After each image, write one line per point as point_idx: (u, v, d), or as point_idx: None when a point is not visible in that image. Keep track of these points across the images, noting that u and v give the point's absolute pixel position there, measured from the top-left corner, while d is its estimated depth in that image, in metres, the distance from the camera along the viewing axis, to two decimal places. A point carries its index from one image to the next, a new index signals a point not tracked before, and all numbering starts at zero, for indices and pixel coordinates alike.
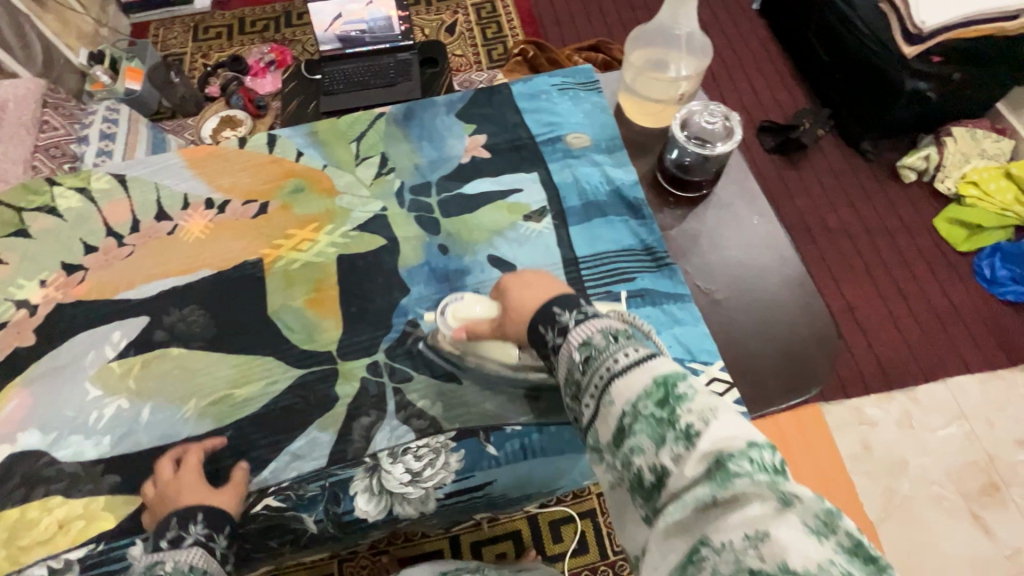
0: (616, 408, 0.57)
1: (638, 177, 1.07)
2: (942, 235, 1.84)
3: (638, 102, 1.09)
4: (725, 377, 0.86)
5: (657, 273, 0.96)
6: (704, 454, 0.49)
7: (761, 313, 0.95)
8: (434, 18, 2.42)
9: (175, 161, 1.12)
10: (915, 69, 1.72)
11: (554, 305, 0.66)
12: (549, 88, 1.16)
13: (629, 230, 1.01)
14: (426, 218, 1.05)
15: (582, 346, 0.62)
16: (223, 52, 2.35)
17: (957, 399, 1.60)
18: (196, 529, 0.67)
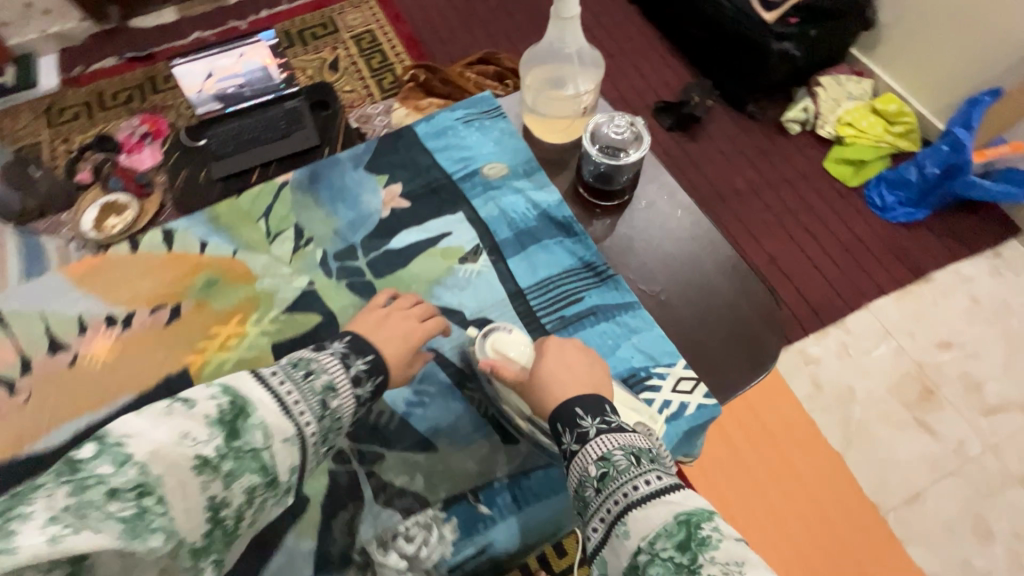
0: (630, 540, 0.61)
1: (561, 194, 1.08)
2: (835, 175, 2.01)
3: (545, 122, 1.10)
4: (690, 374, 0.89)
5: (601, 287, 0.98)
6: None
7: (702, 300, 0.99)
8: (314, 57, 2.33)
9: (58, 283, 1.00)
10: (778, 31, 1.90)
11: (578, 407, 0.75)
12: (453, 122, 1.15)
13: (566, 250, 1.02)
14: (359, 283, 1.01)
15: (600, 461, 0.68)
16: (86, 132, 2.14)
17: (880, 321, 1.75)
18: (368, 386, 0.74)
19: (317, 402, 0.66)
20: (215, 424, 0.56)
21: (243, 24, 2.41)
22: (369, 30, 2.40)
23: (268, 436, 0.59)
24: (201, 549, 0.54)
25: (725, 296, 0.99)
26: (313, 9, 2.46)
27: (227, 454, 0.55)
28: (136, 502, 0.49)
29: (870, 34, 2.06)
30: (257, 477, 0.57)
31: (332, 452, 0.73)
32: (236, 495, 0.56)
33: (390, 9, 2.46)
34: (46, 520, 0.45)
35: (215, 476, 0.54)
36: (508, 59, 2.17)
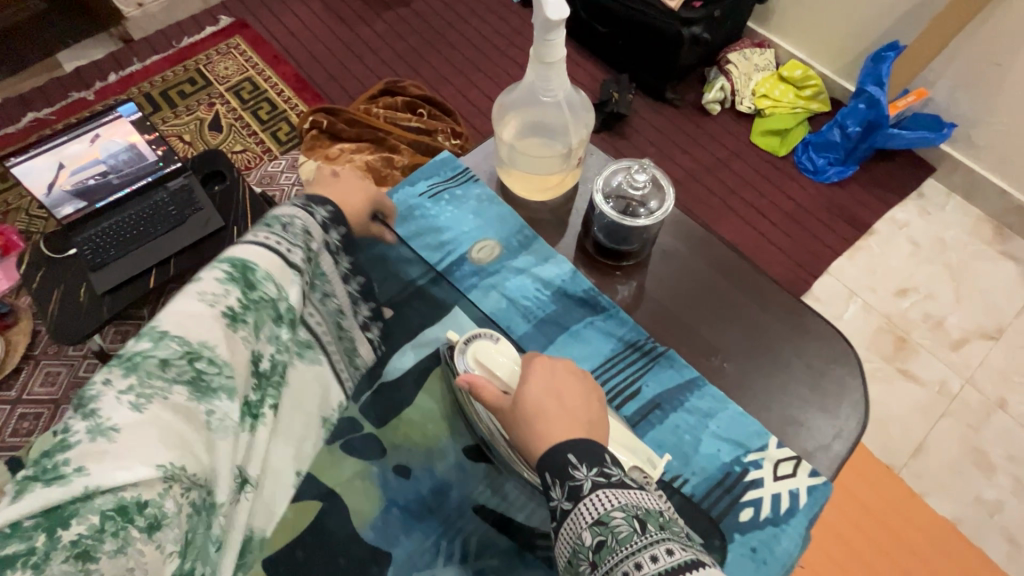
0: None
1: (571, 263, 0.94)
2: (762, 147, 2.03)
3: (533, 178, 0.93)
4: (788, 454, 0.77)
5: (654, 367, 0.84)
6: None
7: (750, 340, 0.88)
8: (189, 119, 2.01)
9: None
10: (684, 17, 1.86)
11: (569, 452, 0.61)
12: (418, 199, 0.97)
13: (600, 332, 0.87)
14: (357, 440, 0.77)
15: (598, 528, 0.55)
16: None
17: (841, 281, 1.79)
18: (335, 235, 0.73)
19: (302, 243, 0.68)
20: (228, 282, 0.60)
21: (90, 94, 2.03)
22: (247, 77, 2.11)
23: (281, 285, 0.64)
24: (256, 402, 0.64)
25: (774, 330, 0.89)
26: (173, 63, 2.12)
27: (249, 307, 0.61)
28: (189, 369, 0.55)
29: (764, 6, 2.10)
30: (282, 329, 0.65)
31: (355, 314, 0.79)
32: (269, 346, 0.65)
33: (266, 49, 2.18)
34: (120, 400, 0.50)
35: (248, 329, 0.61)
36: (415, 86, 1.99)
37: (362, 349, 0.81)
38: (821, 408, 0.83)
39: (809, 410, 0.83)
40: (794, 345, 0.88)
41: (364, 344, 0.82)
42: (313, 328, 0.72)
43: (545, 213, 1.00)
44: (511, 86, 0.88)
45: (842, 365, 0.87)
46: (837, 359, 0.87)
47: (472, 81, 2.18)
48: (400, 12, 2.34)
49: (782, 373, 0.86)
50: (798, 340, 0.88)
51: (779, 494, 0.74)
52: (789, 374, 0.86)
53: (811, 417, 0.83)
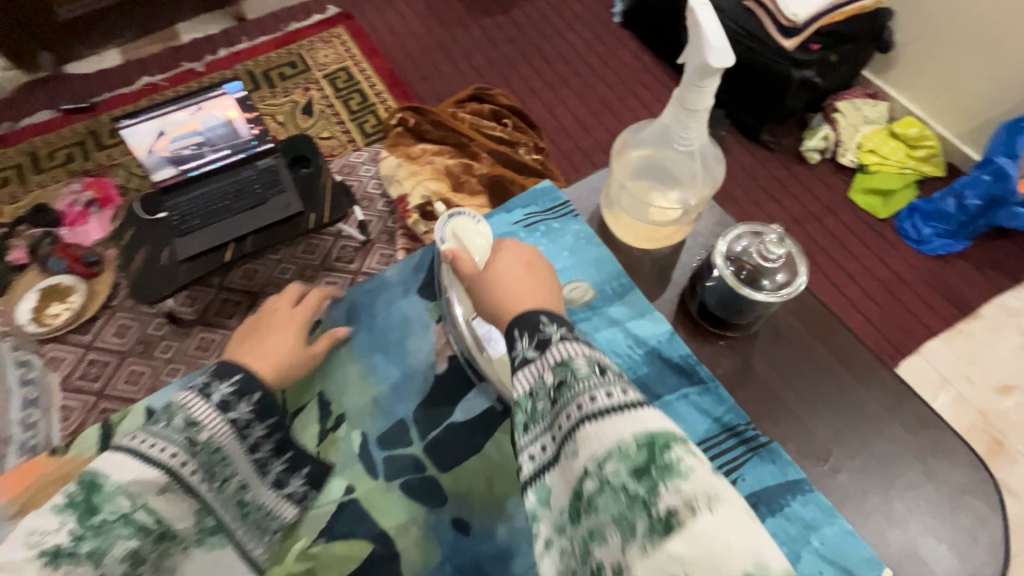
0: (583, 461, 0.46)
1: (669, 322, 0.86)
2: (861, 206, 1.88)
3: (637, 224, 0.86)
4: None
5: (752, 459, 0.75)
6: (672, 557, 0.38)
7: (844, 448, 0.78)
8: (284, 101, 2.08)
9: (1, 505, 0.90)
10: (797, 59, 1.74)
11: (543, 314, 0.60)
12: (513, 227, 0.93)
13: (696, 408, 0.79)
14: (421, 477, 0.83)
15: (560, 373, 0.52)
16: (18, 201, 1.87)
17: (935, 365, 1.62)
18: (243, 409, 0.69)
19: (183, 440, 0.62)
20: (66, 511, 0.53)
21: (199, 66, 2.14)
22: (344, 67, 2.16)
23: (135, 499, 0.56)
24: None
25: (875, 432, 0.79)
26: (277, 46, 2.20)
27: (83, 534, 0.52)
28: None
29: (884, 56, 1.96)
30: (138, 539, 0.56)
31: (264, 478, 0.75)
32: (118, 567, 0.54)
33: (365, 42, 2.23)
34: None
35: (76, 562, 0.51)
36: (505, 95, 1.97)
37: (279, 509, 0.78)
38: (934, 534, 0.73)
39: (917, 533, 0.73)
40: (891, 453, 0.78)
41: (282, 502, 0.78)
42: (203, 512, 0.65)
43: (645, 261, 0.91)
44: (640, 125, 0.83)
45: (963, 489, 0.76)
46: (951, 477, 0.76)
47: (560, 97, 2.14)
48: (499, 19, 2.34)
49: (889, 484, 0.76)
50: (899, 447, 0.78)
51: None
52: (881, 487, 0.76)
53: (919, 535, 0.73)
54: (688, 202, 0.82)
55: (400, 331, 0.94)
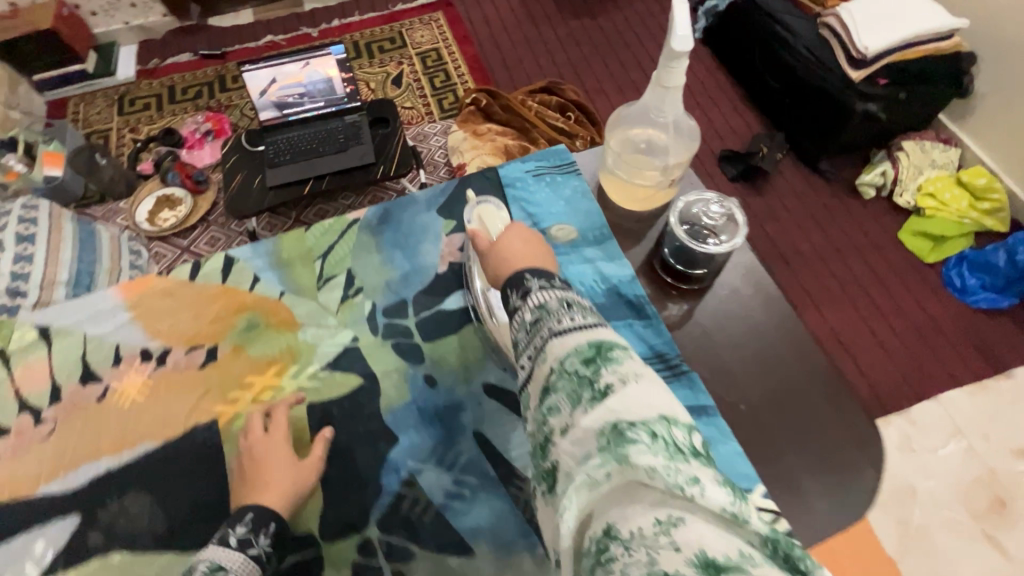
0: (547, 364, 0.49)
1: (633, 269, 0.78)
2: (908, 248, 1.87)
3: (623, 184, 0.81)
4: (770, 504, 0.64)
5: (670, 382, 0.71)
6: (610, 411, 0.42)
7: (796, 418, 0.71)
8: (378, 71, 2.33)
9: (107, 301, 0.78)
10: (863, 91, 1.76)
11: (527, 272, 0.60)
12: (522, 174, 0.86)
13: (634, 335, 0.74)
14: (405, 345, 0.77)
15: (537, 307, 0.54)
16: (153, 123, 2.24)
17: (950, 414, 1.60)
18: (263, 542, 0.60)
19: None
20: None
21: (314, 32, 2.44)
22: (435, 48, 2.39)
23: None
24: None
25: (851, 419, 0.71)
26: (382, 23, 2.47)
27: None
28: None
29: (963, 102, 1.92)
30: None
31: None
32: None
33: (458, 28, 2.45)
34: None
35: None
36: (573, 91, 2.11)
37: None
38: None
39: None
40: (858, 444, 0.70)
41: None
42: None
43: None
44: None
45: None
46: None
47: (627, 100, 2.25)
48: (585, 22, 2.49)
49: None
50: None
51: None
52: (844, 485, 0.67)
53: None
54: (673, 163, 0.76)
55: (399, 238, 0.83)
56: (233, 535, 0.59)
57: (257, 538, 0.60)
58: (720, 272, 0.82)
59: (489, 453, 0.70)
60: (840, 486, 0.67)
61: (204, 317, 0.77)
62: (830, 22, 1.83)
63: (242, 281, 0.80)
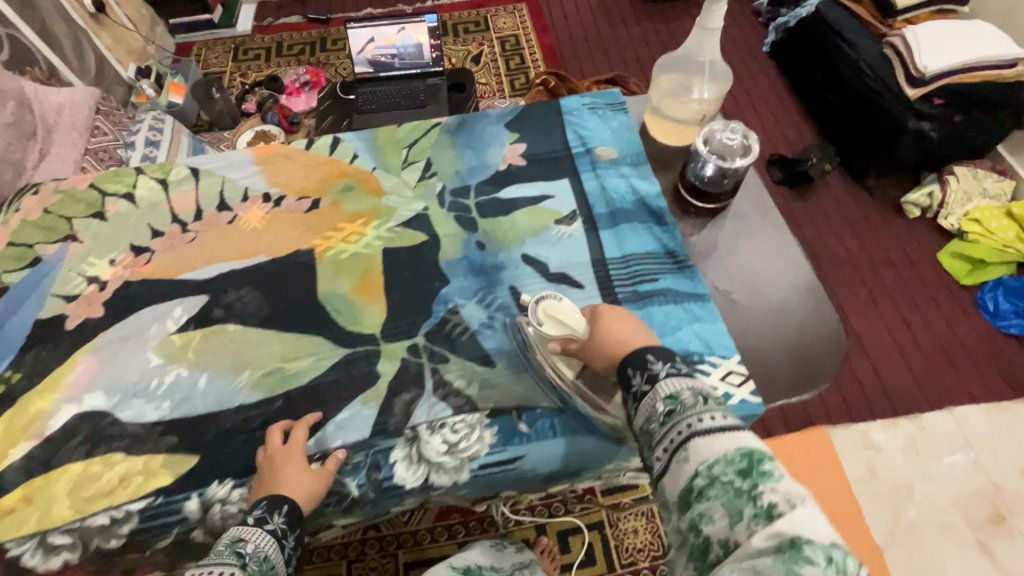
0: (690, 467, 0.48)
1: (661, 189, 0.91)
2: (945, 268, 1.82)
3: (662, 121, 0.94)
4: (742, 370, 0.74)
5: (677, 274, 0.81)
6: (779, 532, 0.40)
7: (779, 322, 0.79)
8: (461, 49, 2.56)
9: (242, 157, 0.96)
10: (918, 109, 1.76)
11: (649, 351, 0.57)
12: (579, 106, 1.00)
13: (652, 235, 0.85)
14: (465, 218, 0.89)
15: (669, 398, 0.52)
16: (260, 71, 2.55)
17: (962, 427, 1.52)
18: (278, 521, 0.59)
19: (230, 554, 0.54)
20: None
21: (409, 9, 2.70)
22: (515, 34, 2.60)
23: None
24: None
25: (828, 333, 0.79)
26: (471, 7, 2.70)
27: None
28: None
29: None
30: None
31: None
32: None
33: (539, 19, 2.65)
34: None
35: None
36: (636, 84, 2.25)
37: None
38: None
39: None
40: (830, 352, 0.78)
41: None
42: None
43: None
44: None
45: None
46: None
47: None
48: (658, 27, 2.64)
49: None
50: None
51: (715, 388, 0.72)
52: (810, 376, 0.76)
53: None
54: (702, 96, 0.89)
55: (472, 138, 0.97)
56: (252, 517, 0.59)
57: (273, 518, 0.59)
58: (741, 196, 0.90)
59: (520, 298, 0.81)
60: (807, 381, 0.75)
61: (316, 175, 0.93)
62: (893, 42, 1.86)
63: (342, 156, 0.95)
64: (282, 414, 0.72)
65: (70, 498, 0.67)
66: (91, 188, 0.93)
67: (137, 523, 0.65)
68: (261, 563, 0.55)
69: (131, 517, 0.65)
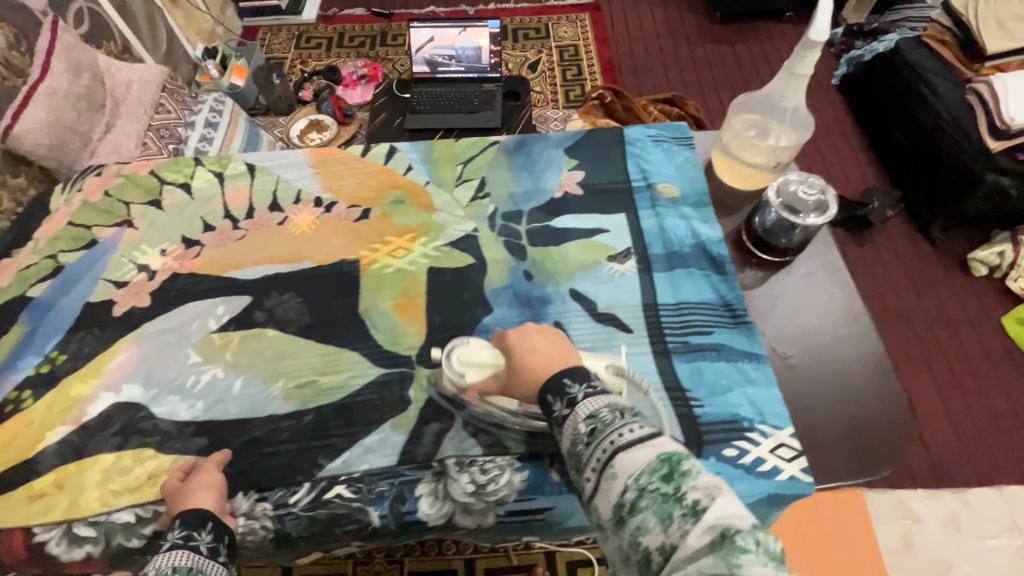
0: (619, 482, 0.47)
1: (723, 234, 0.87)
2: (1009, 334, 1.65)
3: (731, 163, 0.89)
4: (795, 444, 0.69)
5: (732, 329, 0.77)
6: (710, 527, 0.40)
7: (836, 389, 0.74)
8: (518, 55, 2.54)
9: (299, 158, 0.96)
10: (999, 164, 1.61)
11: (565, 375, 0.57)
12: (644, 138, 0.96)
13: (709, 284, 0.81)
14: (514, 244, 0.86)
15: (589, 418, 0.52)
16: (320, 60, 2.59)
17: (1012, 508, 1.36)
18: (179, 532, 0.57)
19: None
20: None
21: (471, 10, 2.69)
22: (574, 44, 2.56)
23: None
24: None
25: (890, 413, 0.73)
26: (533, 14, 2.68)
27: None
28: None
29: None
30: None
31: None
32: None
33: (600, 31, 2.61)
34: None
35: None
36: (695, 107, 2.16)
37: None
38: None
39: None
40: (889, 430, 0.72)
41: None
42: None
43: None
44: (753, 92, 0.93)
45: None
46: None
47: None
48: (723, 48, 2.56)
49: None
50: None
51: (762, 458, 0.67)
52: (864, 458, 0.70)
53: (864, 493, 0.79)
54: (778, 144, 0.84)
55: (528, 161, 0.94)
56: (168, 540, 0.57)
57: (172, 533, 0.58)
58: (808, 251, 0.85)
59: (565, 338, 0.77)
60: (865, 465, 0.69)
61: (369, 184, 0.92)
62: (978, 88, 1.67)
63: (396, 168, 0.94)
64: (311, 430, 0.71)
65: (98, 489, 0.67)
66: (150, 174, 0.94)
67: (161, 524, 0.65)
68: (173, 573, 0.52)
69: (155, 517, 0.65)
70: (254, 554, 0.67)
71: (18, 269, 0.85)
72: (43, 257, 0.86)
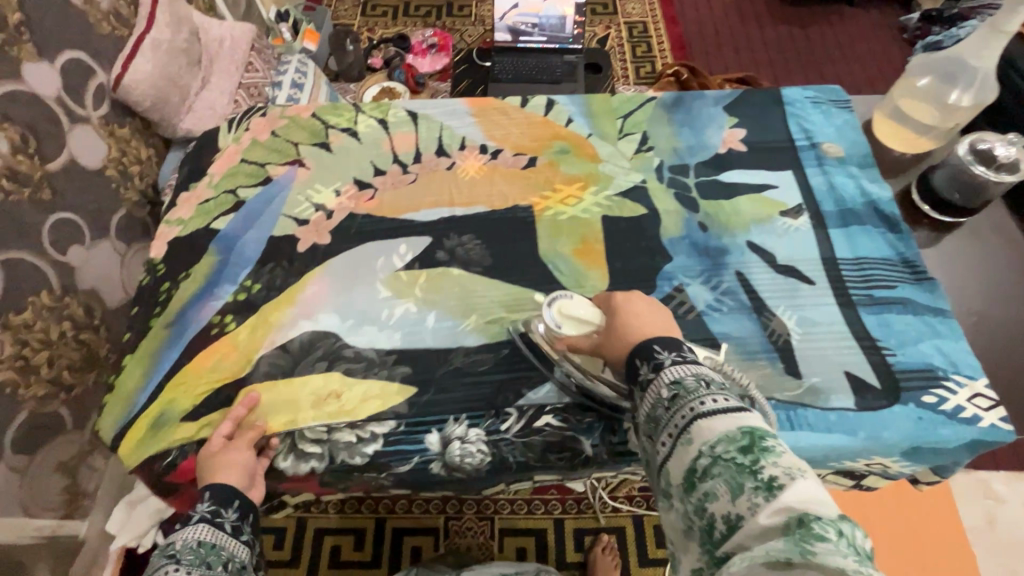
0: (693, 448, 0.44)
1: (893, 194, 0.87)
2: None
3: (898, 125, 0.90)
4: (991, 395, 0.70)
5: (914, 285, 0.78)
6: (786, 508, 0.36)
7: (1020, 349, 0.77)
8: (587, 30, 2.52)
9: (458, 107, 0.96)
10: None
11: (656, 341, 0.53)
12: (802, 99, 0.96)
13: (885, 241, 0.82)
14: (686, 196, 0.87)
15: (673, 383, 0.48)
16: (387, 29, 2.57)
17: None
18: (205, 508, 0.58)
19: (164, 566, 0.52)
20: None
21: None
22: (643, 21, 2.53)
23: None
24: None
25: None
26: None
27: None
28: None
29: None
30: None
31: None
32: None
33: (669, 9, 2.59)
34: None
35: None
36: None
37: None
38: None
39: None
40: None
41: None
42: None
43: None
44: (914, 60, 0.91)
45: None
46: None
47: None
48: (794, 30, 2.53)
49: None
50: None
51: (962, 405, 0.68)
52: None
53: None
54: (959, 104, 0.84)
55: (688, 118, 0.95)
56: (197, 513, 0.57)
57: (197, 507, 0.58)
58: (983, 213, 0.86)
59: (749, 287, 0.78)
60: None
61: (532, 134, 0.93)
62: None
63: (557, 119, 0.95)
64: (510, 362, 0.73)
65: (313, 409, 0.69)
66: (313, 117, 0.95)
67: (382, 444, 0.68)
68: (195, 550, 0.53)
69: (376, 437, 0.68)
70: (466, 480, 0.69)
71: (198, 203, 0.87)
72: (221, 192, 0.88)
